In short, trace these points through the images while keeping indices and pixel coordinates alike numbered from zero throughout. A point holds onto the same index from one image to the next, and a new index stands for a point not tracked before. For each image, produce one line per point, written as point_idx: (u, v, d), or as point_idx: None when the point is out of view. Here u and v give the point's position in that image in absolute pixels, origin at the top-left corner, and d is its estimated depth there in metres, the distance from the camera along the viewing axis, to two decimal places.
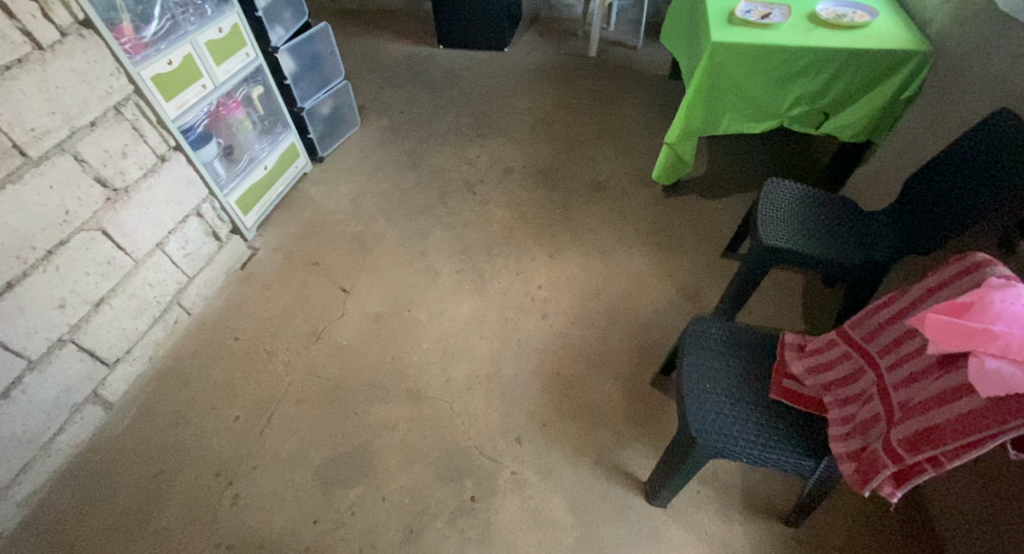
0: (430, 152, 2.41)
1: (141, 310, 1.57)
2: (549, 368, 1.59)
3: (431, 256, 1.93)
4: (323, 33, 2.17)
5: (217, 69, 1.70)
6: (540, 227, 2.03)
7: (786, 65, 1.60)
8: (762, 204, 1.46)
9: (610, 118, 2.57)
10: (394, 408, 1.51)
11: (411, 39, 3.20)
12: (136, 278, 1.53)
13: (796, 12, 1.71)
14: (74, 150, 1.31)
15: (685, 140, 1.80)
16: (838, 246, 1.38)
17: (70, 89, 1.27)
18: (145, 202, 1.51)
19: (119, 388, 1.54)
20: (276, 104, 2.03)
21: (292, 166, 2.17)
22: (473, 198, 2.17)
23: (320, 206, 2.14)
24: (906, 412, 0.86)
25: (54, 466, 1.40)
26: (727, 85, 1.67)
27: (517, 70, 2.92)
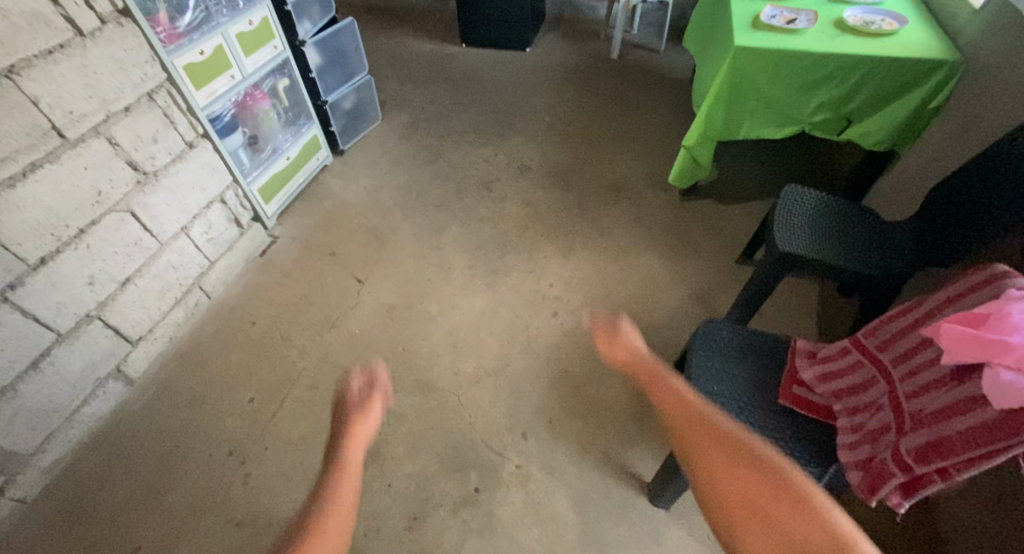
0: (448, 149, 2.45)
1: (164, 291, 1.61)
2: (557, 366, 1.59)
3: (445, 251, 1.97)
4: (350, 29, 2.27)
5: (246, 60, 1.79)
6: (554, 226, 2.05)
7: (809, 72, 1.59)
8: (779, 210, 1.45)
9: (629, 121, 2.57)
10: (403, 398, 1.53)
11: (435, 37, 3.25)
12: (160, 260, 1.57)
13: (823, 18, 1.70)
14: (108, 134, 1.35)
15: (703, 144, 1.82)
16: (857, 256, 1.36)
17: (107, 75, 1.32)
18: (171, 186, 1.56)
19: (141, 365, 1.58)
20: (300, 96, 2.12)
21: (313, 158, 2.24)
22: (489, 196, 2.20)
23: (339, 198, 2.20)
24: (917, 423, 0.84)
25: (76, 437, 1.44)
26: (748, 91, 1.67)
27: (538, 70, 2.95)
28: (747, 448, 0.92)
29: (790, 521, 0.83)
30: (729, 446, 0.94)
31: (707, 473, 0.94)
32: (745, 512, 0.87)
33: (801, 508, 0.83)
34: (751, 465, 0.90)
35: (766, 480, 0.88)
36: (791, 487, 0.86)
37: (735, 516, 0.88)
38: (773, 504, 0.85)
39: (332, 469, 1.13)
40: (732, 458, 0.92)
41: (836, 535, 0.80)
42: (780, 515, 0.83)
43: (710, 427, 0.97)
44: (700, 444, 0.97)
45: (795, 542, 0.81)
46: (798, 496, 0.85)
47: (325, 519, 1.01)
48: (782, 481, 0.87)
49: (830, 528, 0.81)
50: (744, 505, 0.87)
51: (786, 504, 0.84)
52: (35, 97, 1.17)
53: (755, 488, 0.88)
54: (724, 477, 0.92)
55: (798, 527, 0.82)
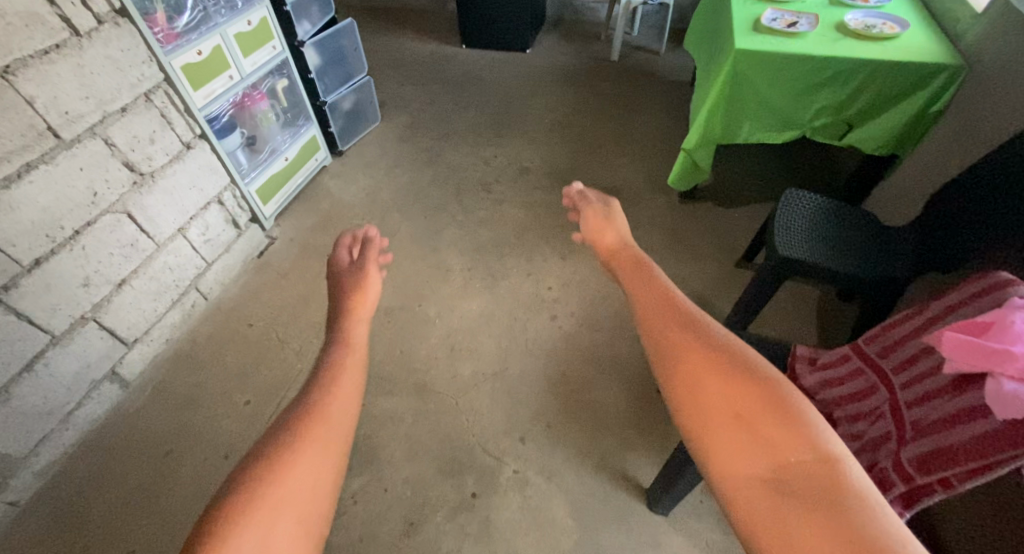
0: (447, 151, 2.48)
1: (160, 293, 1.59)
2: (556, 370, 1.58)
3: (443, 253, 1.98)
4: (349, 30, 2.31)
5: (244, 61, 1.81)
6: (552, 229, 2.06)
7: (809, 76, 1.59)
8: (779, 214, 1.44)
9: (628, 123, 2.58)
10: (400, 401, 1.52)
11: (435, 39, 3.27)
12: (157, 262, 1.56)
13: (823, 22, 1.69)
14: (105, 134, 1.34)
15: (703, 147, 1.83)
16: (857, 261, 1.35)
17: (104, 76, 1.31)
18: (168, 187, 1.55)
19: (136, 367, 1.56)
20: (299, 97, 2.14)
21: (311, 158, 2.27)
22: (488, 198, 2.23)
23: (337, 199, 2.24)
24: (918, 432, 0.82)
25: (69, 440, 1.43)
26: (747, 95, 1.68)
27: (538, 72, 2.98)
28: (738, 353, 0.59)
29: (780, 437, 0.51)
30: (720, 356, 0.58)
31: (676, 378, 0.59)
32: (726, 427, 0.53)
33: (795, 418, 0.52)
34: (754, 381, 0.55)
35: (761, 389, 0.54)
36: (785, 394, 0.54)
37: (705, 430, 0.54)
38: (761, 415, 0.53)
39: (339, 320, 0.85)
40: (724, 368, 0.57)
41: (832, 451, 0.50)
42: (761, 422, 0.53)
43: (691, 318, 0.64)
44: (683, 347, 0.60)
45: (773, 461, 0.50)
46: (794, 406, 0.54)
47: (342, 372, 0.68)
48: (772, 387, 0.55)
49: (821, 442, 0.51)
50: (719, 413, 0.54)
51: (773, 410, 0.53)
52: (30, 97, 1.17)
53: (743, 401, 0.54)
54: (711, 390, 0.56)
55: (786, 439, 0.51)
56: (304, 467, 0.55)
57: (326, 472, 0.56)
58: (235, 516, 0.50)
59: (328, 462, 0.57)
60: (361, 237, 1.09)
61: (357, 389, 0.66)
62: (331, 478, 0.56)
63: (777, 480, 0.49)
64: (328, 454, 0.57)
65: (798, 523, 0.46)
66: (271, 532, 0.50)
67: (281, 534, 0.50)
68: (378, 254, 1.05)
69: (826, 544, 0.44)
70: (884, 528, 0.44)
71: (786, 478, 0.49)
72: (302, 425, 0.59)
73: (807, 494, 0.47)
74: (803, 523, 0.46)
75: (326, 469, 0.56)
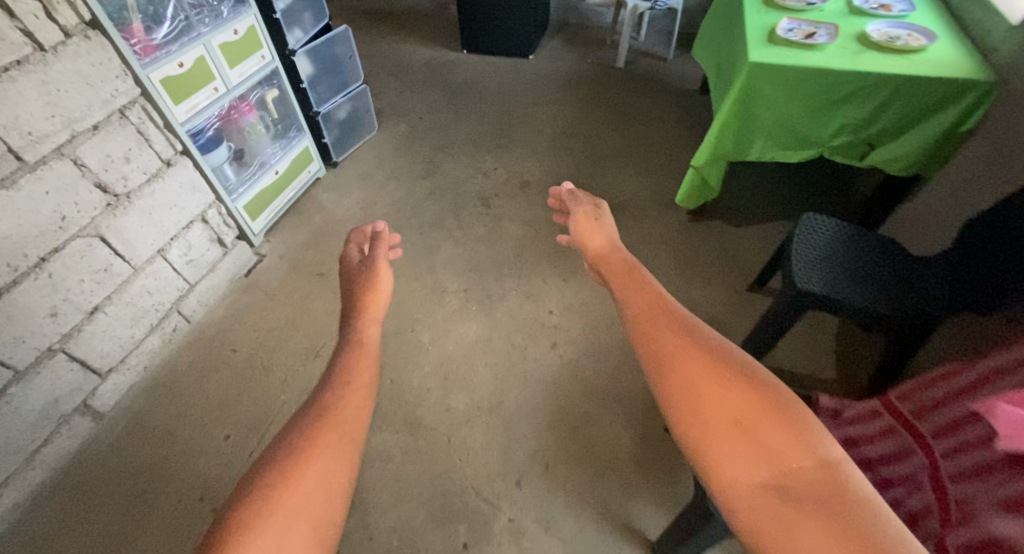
0: (446, 162, 2.41)
1: (138, 318, 1.51)
2: (556, 403, 1.49)
3: (439, 272, 1.90)
4: (343, 37, 2.25)
5: (230, 72, 1.74)
6: (554, 247, 1.98)
7: (827, 92, 1.50)
8: (797, 241, 1.35)
9: (633, 134, 2.48)
10: (390, 438, 1.43)
11: (437, 44, 3.21)
12: (134, 286, 1.47)
13: (843, 32, 1.59)
14: (74, 154, 1.26)
15: (713, 163, 1.74)
16: (882, 295, 1.25)
17: (72, 93, 1.23)
18: (147, 207, 1.47)
19: (111, 398, 1.48)
20: (290, 107, 2.07)
21: (303, 170, 2.21)
22: (487, 213, 2.15)
23: (331, 214, 2.17)
24: (963, 515, 0.70)
25: (37, 479, 1.35)
26: (760, 110, 1.59)
27: (540, 79, 2.90)
28: (734, 359, 0.57)
29: (781, 443, 0.49)
30: (715, 363, 0.56)
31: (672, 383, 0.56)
32: (726, 434, 0.50)
33: (793, 425, 0.51)
34: (752, 388, 0.53)
35: (758, 396, 0.53)
36: (784, 400, 0.52)
37: (702, 436, 0.51)
38: (760, 419, 0.51)
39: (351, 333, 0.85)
40: (721, 369, 0.55)
41: (832, 458, 0.49)
42: (761, 428, 0.51)
43: (684, 321, 0.62)
44: (680, 353, 0.58)
45: (774, 467, 0.48)
46: (794, 412, 0.52)
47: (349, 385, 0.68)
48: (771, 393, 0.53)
49: (819, 447, 0.50)
50: (717, 418, 0.51)
51: (771, 415, 0.51)
52: None
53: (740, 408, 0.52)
54: (709, 394, 0.53)
55: (786, 445, 0.49)
56: (317, 468, 0.55)
57: (339, 474, 0.56)
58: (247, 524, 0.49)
59: (338, 465, 0.56)
60: (372, 231, 1.22)
61: (366, 402, 0.66)
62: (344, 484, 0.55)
63: (781, 487, 0.47)
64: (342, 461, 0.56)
65: (806, 528, 0.44)
66: (289, 533, 0.49)
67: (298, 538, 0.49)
68: (388, 248, 1.17)
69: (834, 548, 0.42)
70: (891, 532, 0.44)
71: (788, 484, 0.47)
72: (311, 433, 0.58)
73: (807, 500, 0.46)
74: (808, 525, 0.44)
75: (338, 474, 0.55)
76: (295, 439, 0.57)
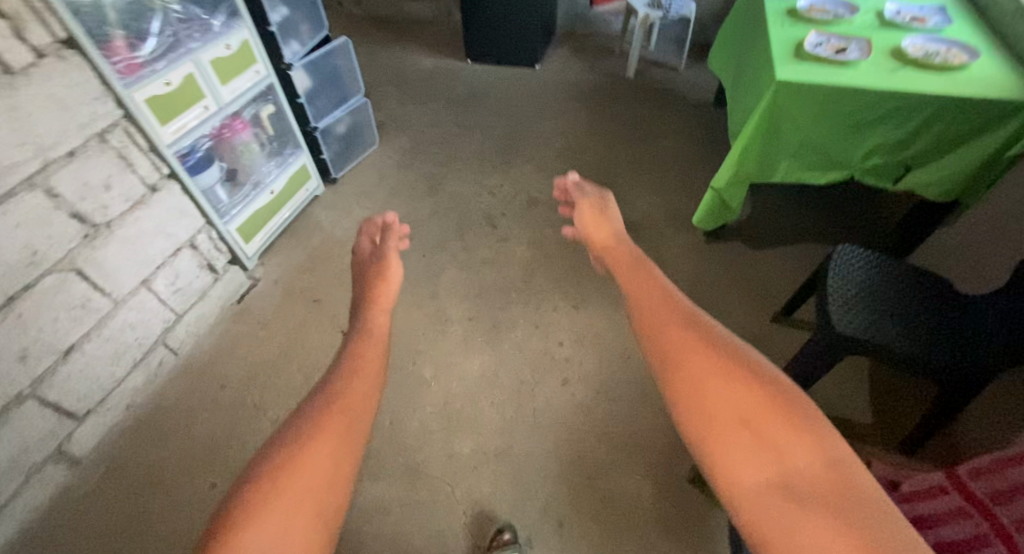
0: (450, 178, 2.31)
1: (120, 355, 1.41)
2: (567, 448, 1.38)
3: (442, 299, 1.80)
4: (343, 49, 2.15)
5: (222, 89, 1.64)
6: (564, 271, 1.87)
7: (860, 112, 1.39)
8: (832, 273, 1.23)
9: (645, 150, 2.38)
10: (388, 488, 1.32)
11: (440, 53, 3.11)
12: (115, 321, 1.38)
13: (876, 47, 1.48)
14: (47, 184, 1.16)
15: (734, 185, 1.64)
16: (928, 344, 1.14)
17: (44, 118, 1.13)
18: (129, 236, 1.37)
19: (89, 442, 1.39)
20: (287, 123, 1.97)
21: (301, 188, 2.11)
22: (493, 233, 2.05)
23: (328, 234, 2.07)
24: None
25: (5, 534, 1.25)
26: (786, 130, 1.48)
27: (547, 90, 2.80)
28: (742, 358, 0.64)
29: (787, 443, 0.55)
30: (725, 362, 0.63)
31: (678, 379, 0.63)
32: (736, 434, 0.56)
33: (800, 425, 0.56)
34: (758, 388, 0.60)
35: (765, 395, 0.59)
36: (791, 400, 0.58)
37: (709, 434, 0.57)
38: (765, 420, 0.57)
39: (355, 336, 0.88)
40: (729, 368, 0.61)
41: (834, 459, 0.54)
42: (765, 427, 0.56)
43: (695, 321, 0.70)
44: (688, 352, 0.65)
45: (779, 469, 0.53)
46: (801, 411, 0.58)
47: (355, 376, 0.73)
48: (779, 396, 0.59)
49: (821, 448, 0.55)
50: (723, 417, 0.58)
51: (778, 415, 0.57)
52: None
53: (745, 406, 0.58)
54: (715, 391, 0.60)
55: (792, 446, 0.55)
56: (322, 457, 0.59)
57: (341, 462, 0.60)
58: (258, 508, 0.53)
59: (340, 456, 0.61)
60: (384, 224, 1.38)
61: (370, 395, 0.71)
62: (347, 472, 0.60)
63: (786, 488, 0.52)
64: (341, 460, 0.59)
65: (812, 527, 0.49)
66: (296, 519, 0.53)
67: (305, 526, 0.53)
68: (397, 238, 1.34)
69: (838, 544, 0.47)
70: (890, 531, 0.48)
71: (794, 484, 0.52)
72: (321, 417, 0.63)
73: (810, 500, 0.50)
74: (813, 524, 0.49)
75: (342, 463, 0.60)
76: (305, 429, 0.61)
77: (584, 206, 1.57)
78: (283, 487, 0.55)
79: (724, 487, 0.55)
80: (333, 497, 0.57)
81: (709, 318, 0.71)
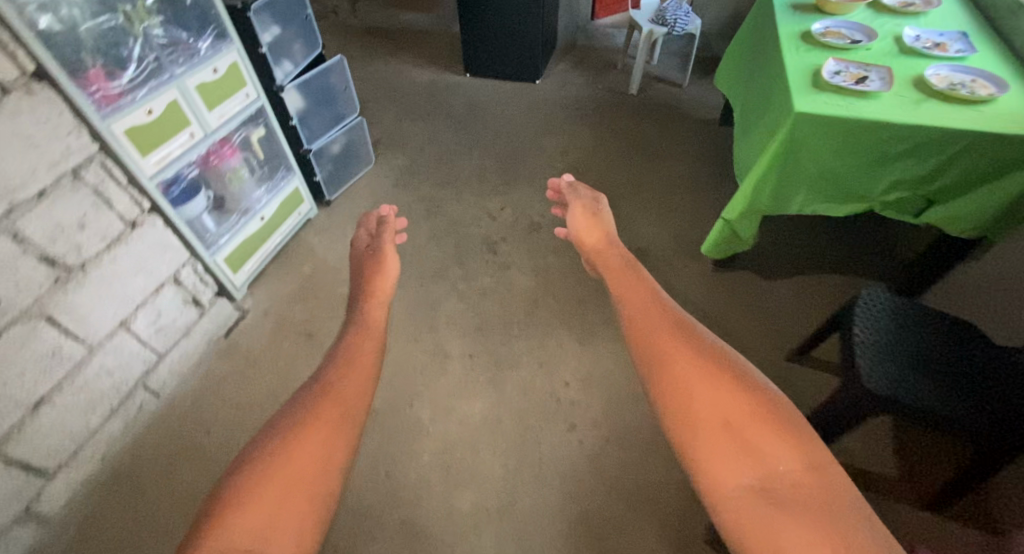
0: (448, 200, 2.23)
1: (96, 403, 1.33)
2: (574, 505, 1.32)
3: (441, 332, 1.72)
4: (339, 67, 2.07)
5: (209, 115, 1.56)
6: (568, 303, 1.80)
7: (882, 146, 1.32)
8: (859, 323, 1.18)
9: (650, 171, 2.31)
10: (384, 549, 1.26)
11: (438, 66, 3.04)
12: (90, 368, 1.29)
13: (898, 77, 1.42)
14: (13, 228, 1.08)
15: (747, 216, 1.57)
16: (963, 402, 1.07)
17: (11, 158, 1.05)
18: (107, 276, 1.29)
19: (60, 497, 1.30)
20: (279, 146, 1.88)
21: (293, 212, 2.02)
22: (493, 260, 1.97)
23: (322, 260, 1.99)
24: None
25: None
26: (803, 163, 1.41)
27: (548, 106, 2.73)
28: (728, 365, 0.72)
29: (771, 445, 0.63)
30: (716, 372, 0.71)
31: (671, 386, 0.72)
32: (720, 437, 0.64)
33: (786, 435, 0.64)
34: (743, 397, 0.68)
35: (752, 405, 0.67)
36: (779, 411, 0.66)
37: (700, 439, 0.65)
38: (750, 427, 0.64)
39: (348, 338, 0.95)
40: (719, 376, 0.70)
41: (809, 465, 0.61)
42: (750, 434, 0.64)
43: (692, 338, 0.77)
44: (678, 358, 0.74)
45: (763, 473, 0.60)
46: (781, 418, 0.66)
47: (349, 374, 0.81)
48: (768, 406, 0.67)
49: (799, 458, 0.62)
50: (713, 425, 0.65)
51: (763, 423, 0.65)
52: None
53: (732, 414, 0.66)
54: (704, 397, 0.68)
55: (776, 451, 0.62)
56: (310, 447, 0.67)
57: (334, 450, 0.68)
58: (250, 489, 0.61)
59: (327, 448, 0.68)
60: (379, 216, 1.58)
61: (359, 392, 0.79)
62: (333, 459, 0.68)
63: (765, 493, 0.59)
64: (330, 447, 0.68)
65: (789, 528, 0.55)
66: (282, 508, 0.60)
67: (290, 516, 0.60)
68: (392, 231, 1.53)
69: (809, 541, 0.54)
70: (855, 530, 0.55)
71: (776, 488, 0.59)
72: (318, 406, 0.72)
73: (795, 504, 0.57)
74: (791, 524, 0.56)
75: (325, 452, 0.67)
76: (296, 421, 0.70)
77: (576, 207, 1.55)
78: (270, 476, 0.63)
79: (710, 490, 0.62)
80: (322, 486, 0.64)
81: (703, 336, 0.79)
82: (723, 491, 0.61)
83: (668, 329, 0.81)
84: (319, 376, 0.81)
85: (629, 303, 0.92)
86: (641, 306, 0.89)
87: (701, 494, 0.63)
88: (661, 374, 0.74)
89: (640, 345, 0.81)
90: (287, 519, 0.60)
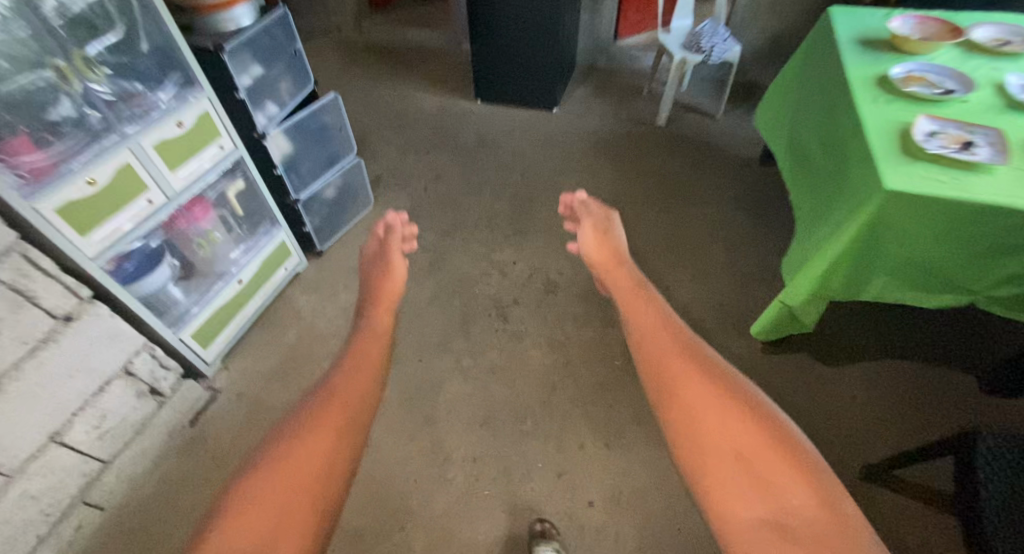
0: (454, 251, 1.98)
1: (17, 535, 1.11)
2: None
3: (441, 425, 1.47)
4: (333, 105, 1.84)
5: (173, 176, 1.32)
6: (589, 388, 1.54)
7: (999, 236, 1.05)
8: (990, 491, 0.94)
9: (683, 221, 2.04)
10: None
11: (447, 91, 2.79)
12: (11, 496, 1.07)
13: (1012, 142, 1.14)
14: None
15: (812, 300, 1.29)
16: None
17: None
18: (34, 386, 1.06)
19: None
20: (262, 200, 1.63)
21: (279, 269, 1.77)
22: (503, 328, 1.71)
23: (309, 325, 1.74)
24: None
25: None
26: (891, 247, 1.14)
27: (567, 138, 2.48)
28: (737, 389, 0.79)
29: (781, 475, 0.69)
30: (727, 397, 0.77)
31: (679, 405, 0.78)
32: (730, 467, 0.71)
33: (795, 465, 0.70)
34: (753, 423, 0.74)
35: (762, 433, 0.73)
36: (786, 438, 0.73)
37: (711, 469, 0.72)
38: (760, 457, 0.71)
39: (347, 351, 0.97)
40: (729, 401, 0.76)
41: (817, 500, 0.67)
42: (758, 462, 0.71)
43: (701, 360, 0.83)
44: (689, 378, 0.81)
45: (774, 507, 0.67)
46: (784, 441, 0.73)
47: (352, 379, 0.86)
48: (776, 437, 0.73)
49: (804, 489, 0.68)
50: (723, 452, 0.72)
51: (771, 451, 0.71)
52: None
53: (743, 443, 0.73)
54: (715, 423, 0.75)
55: (786, 481, 0.69)
56: (320, 445, 0.74)
57: (338, 452, 0.74)
58: (262, 490, 0.68)
59: (335, 450, 0.74)
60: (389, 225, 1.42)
61: (368, 394, 0.85)
62: (340, 456, 0.74)
63: (777, 526, 0.65)
64: (336, 454, 0.74)
65: None
66: (293, 508, 0.67)
67: (297, 526, 0.66)
68: (401, 238, 1.41)
69: None
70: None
71: (788, 520, 0.65)
72: (328, 404, 0.80)
73: (805, 541, 0.63)
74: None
75: (333, 451, 0.74)
76: (305, 422, 0.76)
77: (585, 223, 1.36)
78: (277, 475, 0.70)
79: (722, 518, 0.69)
80: (327, 489, 0.71)
81: (706, 353, 0.86)
82: (736, 520, 0.68)
83: (679, 344, 0.87)
84: (330, 378, 0.87)
85: (635, 322, 0.97)
86: (653, 332, 0.92)
87: (713, 522, 0.70)
88: (671, 396, 0.80)
89: (651, 374, 0.85)
90: (291, 525, 0.66)
